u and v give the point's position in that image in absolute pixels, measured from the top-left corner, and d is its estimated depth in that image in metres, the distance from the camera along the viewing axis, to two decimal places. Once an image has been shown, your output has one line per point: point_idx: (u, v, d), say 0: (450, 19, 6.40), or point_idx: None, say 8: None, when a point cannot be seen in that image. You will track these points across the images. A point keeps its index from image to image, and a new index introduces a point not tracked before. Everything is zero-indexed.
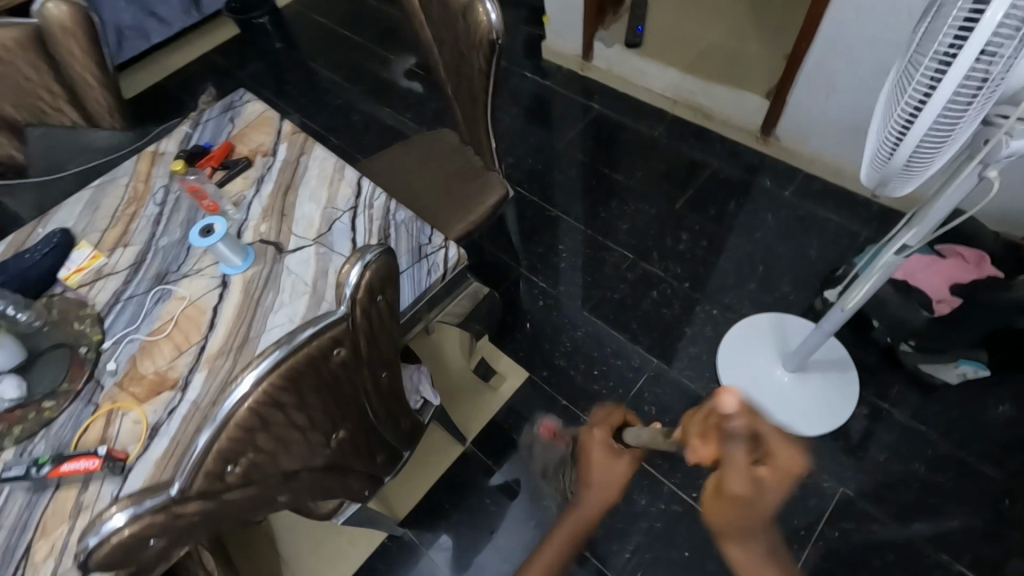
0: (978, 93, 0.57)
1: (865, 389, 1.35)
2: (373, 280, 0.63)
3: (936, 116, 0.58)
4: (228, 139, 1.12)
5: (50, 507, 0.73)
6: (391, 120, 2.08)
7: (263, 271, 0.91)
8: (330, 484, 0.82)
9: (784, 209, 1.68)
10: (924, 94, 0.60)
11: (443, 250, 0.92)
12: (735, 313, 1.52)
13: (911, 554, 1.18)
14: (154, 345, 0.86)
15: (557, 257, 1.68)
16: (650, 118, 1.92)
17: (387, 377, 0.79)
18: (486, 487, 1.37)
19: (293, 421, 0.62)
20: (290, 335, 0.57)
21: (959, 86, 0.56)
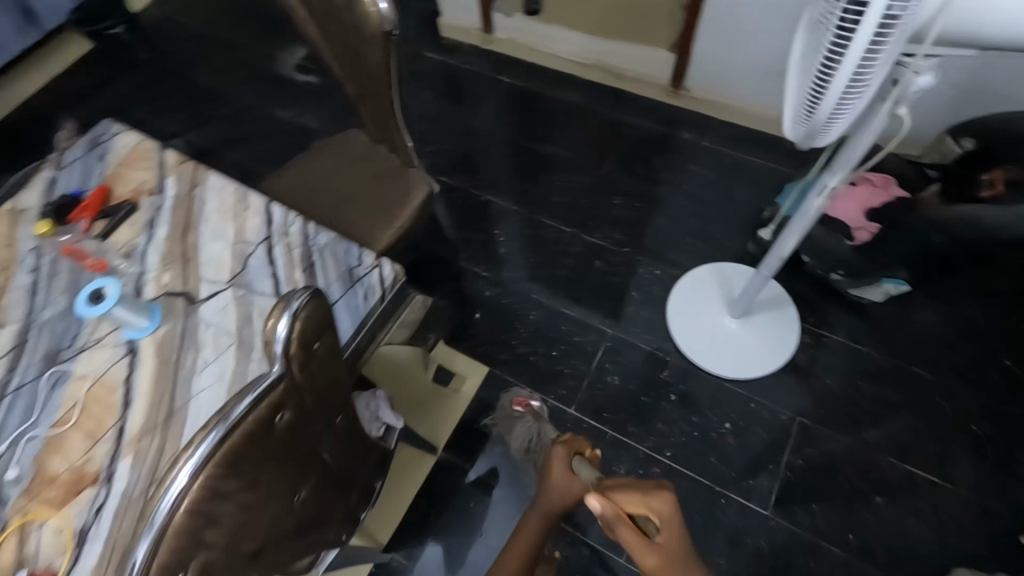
0: (892, 36, 0.57)
1: (805, 320, 1.43)
2: (307, 327, 0.57)
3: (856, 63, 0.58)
4: (102, 182, 0.97)
5: None
6: (292, 123, 1.92)
7: (176, 328, 0.80)
8: (302, 544, 0.75)
9: (706, 158, 1.71)
10: (841, 43, 0.59)
11: (376, 269, 0.85)
12: (677, 268, 1.55)
13: (866, 464, 1.28)
14: (61, 439, 0.74)
15: (496, 242, 1.64)
16: (563, 84, 1.88)
17: (343, 420, 0.73)
18: (466, 490, 1.34)
19: (246, 502, 0.55)
20: (222, 413, 0.50)
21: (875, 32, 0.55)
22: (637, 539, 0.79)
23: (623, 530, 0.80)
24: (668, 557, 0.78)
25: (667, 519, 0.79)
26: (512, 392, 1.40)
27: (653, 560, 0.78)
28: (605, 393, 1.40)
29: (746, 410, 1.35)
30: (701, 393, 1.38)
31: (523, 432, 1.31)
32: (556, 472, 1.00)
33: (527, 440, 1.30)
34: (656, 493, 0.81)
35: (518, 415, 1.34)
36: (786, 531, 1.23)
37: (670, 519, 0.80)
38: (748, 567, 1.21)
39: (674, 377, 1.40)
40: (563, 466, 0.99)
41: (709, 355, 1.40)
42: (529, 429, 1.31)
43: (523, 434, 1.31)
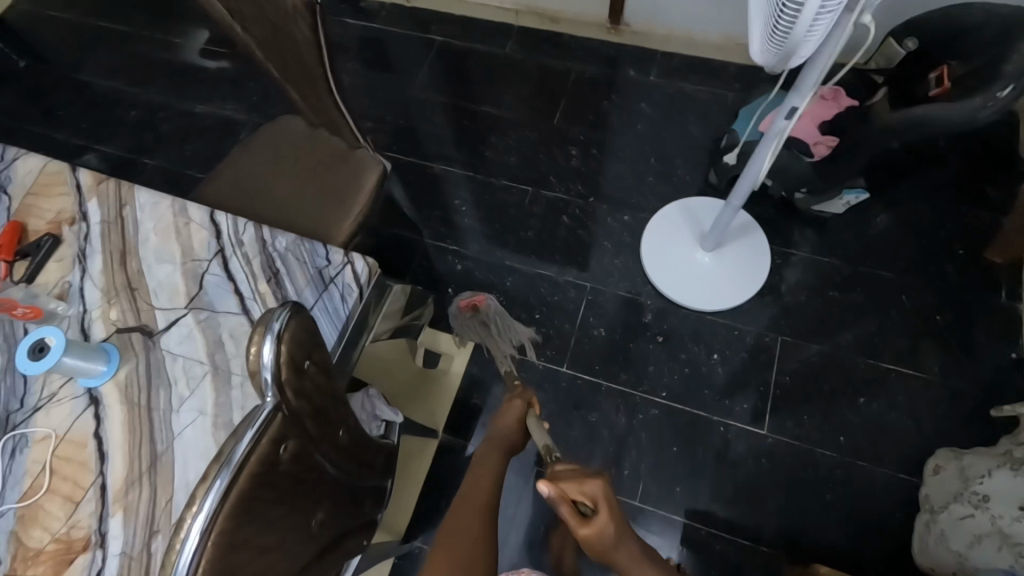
0: None
1: (773, 242, 1.45)
2: (293, 348, 0.52)
3: None
4: (13, 217, 0.85)
5: None
6: (212, 118, 1.75)
7: (140, 368, 0.73)
8: (326, 564, 0.72)
9: (654, 94, 1.68)
10: None
11: (348, 266, 0.78)
12: (643, 211, 1.54)
13: (847, 370, 1.34)
14: (36, 508, 0.68)
15: (458, 214, 1.57)
16: (498, 36, 1.79)
17: (346, 434, 0.69)
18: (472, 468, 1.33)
19: (265, 541, 0.52)
20: (222, 459, 0.46)
21: None
22: (573, 517, 0.70)
23: (561, 512, 0.70)
24: (603, 537, 0.70)
25: (605, 502, 0.71)
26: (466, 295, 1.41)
27: (587, 537, 0.70)
28: (593, 347, 1.40)
29: (730, 339, 1.38)
30: (686, 330, 1.40)
31: (501, 325, 1.40)
32: (507, 418, 1.02)
33: (506, 329, 1.40)
34: (593, 477, 0.72)
35: (484, 314, 1.38)
36: (783, 445, 1.29)
37: (608, 503, 0.71)
38: (752, 485, 1.26)
39: (658, 320, 1.41)
40: (512, 416, 1.02)
41: (689, 292, 1.41)
42: (503, 318, 1.41)
43: (501, 325, 1.40)
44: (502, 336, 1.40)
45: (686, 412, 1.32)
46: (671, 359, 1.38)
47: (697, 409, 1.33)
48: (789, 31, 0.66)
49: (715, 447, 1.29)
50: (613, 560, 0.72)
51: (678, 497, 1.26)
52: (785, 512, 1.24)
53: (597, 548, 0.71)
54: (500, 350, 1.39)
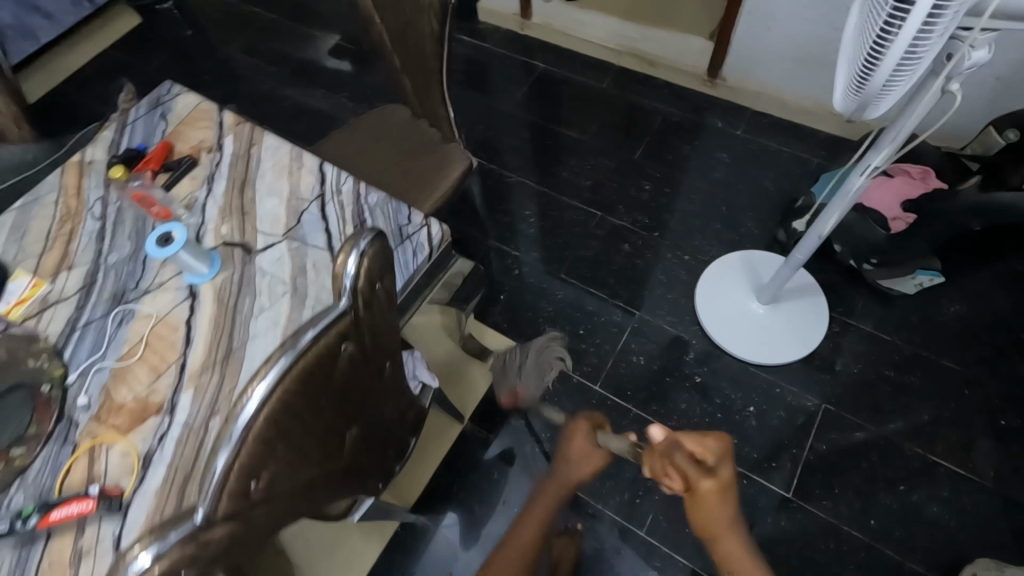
0: (937, 27, 0.59)
1: (834, 309, 1.43)
2: (371, 268, 0.59)
3: (904, 48, 0.61)
4: (164, 139, 1.02)
5: (46, 560, 0.67)
6: (329, 103, 1.96)
7: (234, 276, 0.85)
8: (347, 485, 0.78)
9: (736, 148, 1.72)
10: (889, 30, 0.62)
11: (424, 227, 0.88)
12: (705, 254, 1.56)
13: (891, 453, 1.28)
14: (127, 371, 0.79)
15: (524, 223, 1.66)
16: (596, 71, 1.90)
17: (391, 368, 0.76)
18: (486, 461, 1.37)
19: (312, 424, 0.58)
20: (293, 339, 0.53)
21: (927, 20, 0.58)
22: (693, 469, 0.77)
23: (680, 461, 0.78)
24: (719, 489, 0.78)
25: (722, 458, 0.78)
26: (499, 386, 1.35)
27: (707, 487, 0.77)
28: (629, 372, 1.42)
29: (771, 395, 1.36)
30: (726, 375, 1.39)
31: (537, 368, 1.33)
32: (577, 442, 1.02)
33: (544, 365, 1.34)
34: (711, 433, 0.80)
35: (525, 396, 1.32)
36: (808, 514, 1.23)
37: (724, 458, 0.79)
38: (768, 546, 1.21)
39: (699, 360, 1.42)
40: (585, 438, 1.02)
41: (737, 340, 1.41)
42: (531, 359, 1.33)
43: (537, 365, 1.33)
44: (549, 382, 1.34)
45: None
46: (705, 400, 1.37)
47: None
48: (867, 82, 0.70)
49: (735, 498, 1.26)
50: (719, 537, 0.82)
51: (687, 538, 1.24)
52: None
53: (712, 501, 0.78)
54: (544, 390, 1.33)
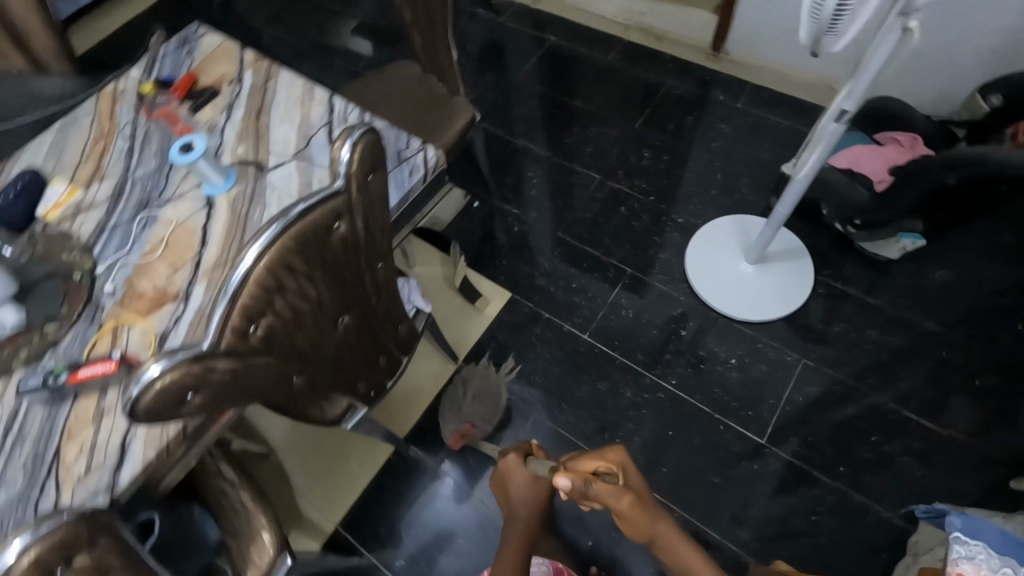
0: None
1: (821, 273, 1.48)
2: (364, 158, 0.66)
3: None
4: (189, 72, 1.10)
5: (72, 415, 0.76)
6: (349, 71, 2.05)
7: (247, 189, 0.93)
8: (339, 377, 0.85)
9: (737, 120, 1.77)
10: None
11: (421, 152, 0.95)
12: (699, 218, 1.61)
13: (866, 407, 1.32)
14: (148, 266, 0.88)
15: (526, 183, 1.72)
16: (606, 44, 1.96)
17: (385, 274, 0.83)
18: None
19: (305, 293, 0.66)
20: (285, 210, 0.60)
21: None
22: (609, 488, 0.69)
23: (594, 491, 0.69)
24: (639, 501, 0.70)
25: (623, 467, 0.74)
26: (445, 432, 1.36)
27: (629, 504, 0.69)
28: (619, 324, 1.47)
29: (753, 349, 1.41)
30: (713, 330, 1.44)
31: (479, 400, 1.37)
32: (516, 478, 1.01)
33: (487, 394, 1.38)
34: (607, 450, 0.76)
35: (472, 434, 1.34)
36: (781, 460, 1.28)
37: (626, 468, 0.75)
38: (740, 487, 1.26)
39: (686, 316, 1.47)
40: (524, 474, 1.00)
41: (724, 298, 1.46)
42: (467, 394, 1.38)
43: (477, 396, 1.37)
44: (499, 411, 1.37)
45: (691, 404, 1.35)
46: (689, 353, 1.42)
47: (703, 404, 1.36)
48: (822, 8, 0.74)
49: (713, 443, 1.31)
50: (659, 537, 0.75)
51: (663, 477, 1.28)
52: (767, 520, 1.23)
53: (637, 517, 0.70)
54: (495, 415, 1.36)
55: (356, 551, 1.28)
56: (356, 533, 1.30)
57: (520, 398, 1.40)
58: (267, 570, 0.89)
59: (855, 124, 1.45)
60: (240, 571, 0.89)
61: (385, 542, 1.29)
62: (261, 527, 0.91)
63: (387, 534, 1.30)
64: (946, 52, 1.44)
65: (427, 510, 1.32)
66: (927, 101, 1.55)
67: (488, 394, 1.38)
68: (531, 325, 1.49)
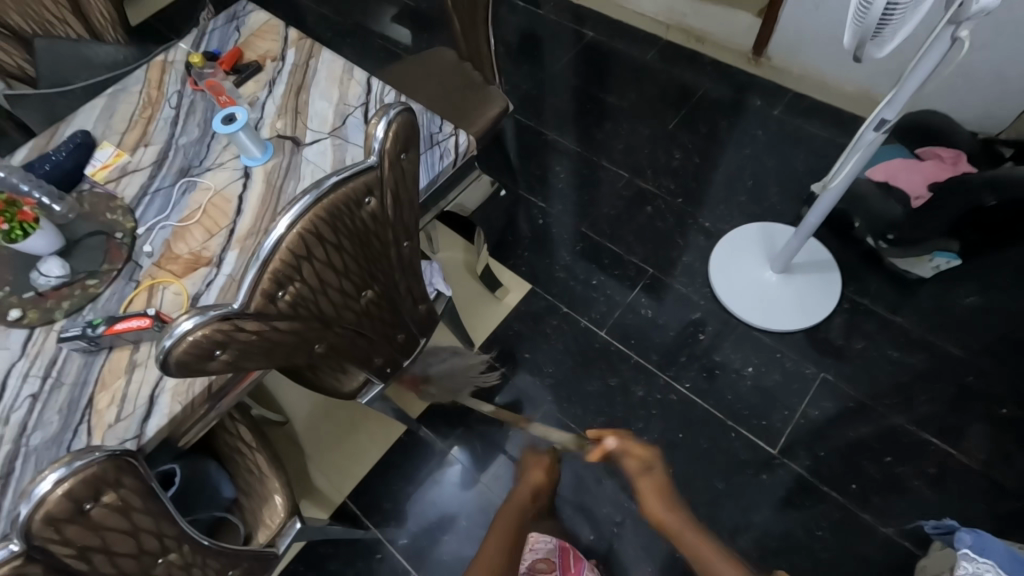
0: None
1: (847, 287, 1.45)
2: (398, 136, 0.67)
3: None
4: (236, 47, 1.14)
5: (107, 365, 0.80)
6: (387, 56, 2.07)
7: (283, 162, 0.96)
8: (358, 350, 0.87)
9: (772, 127, 1.73)
10: None
11: (453, 137, 0.96)
12: (726, 223, 1.59)
13: (882, 426, 1.29)
14: (185, 230, 0.91)
15: (553, 177, 1.72)
16: (644, 42, 1.94)
17: (410, 252, 0.84)
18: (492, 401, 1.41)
19: (334, 263, 0.67)
20: (319, 181, 0.62)
21: None
22: (638, 466, 0.83)
23: (628, 459, 0.83)
24: (660, 486, 0.82)
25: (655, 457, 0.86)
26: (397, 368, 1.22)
27: (648, 483, 0.82)
28: (636, 323, 1.47)
29: (771, 358, 1.38)
30: (731, 337, 1.42)
31: (452, 373, 1.26)
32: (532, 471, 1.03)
33: (459, 374, 1.28)
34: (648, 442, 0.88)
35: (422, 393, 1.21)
36: (790, 471, 1.26)
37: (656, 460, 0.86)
38: (745, 494, 1.25)
39: (704, 319, 1.45)
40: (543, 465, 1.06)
41: (745, 305, 1.44)
42: (445, 359, 1.26)
43: (452, 367, 1.27)
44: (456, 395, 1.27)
45: (702, 408, 1.34)
46: (705, 357, 1.40)
47: (714, 409, 1.34)
48: (867, 13, 0.72)
49: (721, 448, 1.30)
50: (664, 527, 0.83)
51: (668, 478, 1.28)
52: (771, 530, 1.21)
53: (653, 498, 0.81)
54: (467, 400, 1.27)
55: (361, 524, 1.31)
56: (362, 506, 1.33)
57: (531, 391, 1.41)
58: (277, 531, 0.92)
59: (895, 136, 1.41)
60: (250, 531, 0.92)
61: (389, 517, 1.32)
62: (274, 490, 0.94)
63: (392, 510, 1.33)
64: (998, 69, 1.39)
65: (433, 491, 1.34)
66: (972, 118, 1.50)
67: (463, 376, 1.29)
68: (547, 317, 1.49)
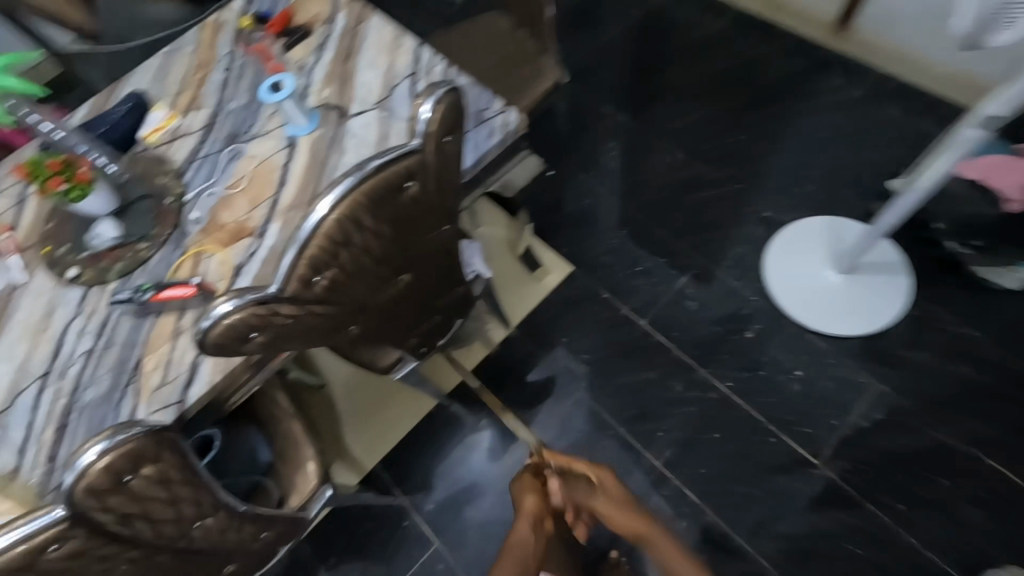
0: None
1: (918, 293, 1.33)
2: (444, 118, 0.64)
3: None
4: (287, 8, 1.11)
5: (154, 330, 0.82)
6: (439, 17, 1.99)
7: (328, 134, 0.94)
8: (393, 331, 0.86)
9: (850, 110, 1.59)
10: None
11: (502, 114, 0.92)
12: (787, 214, 1.48)
13: (940, 446, 1.21)
14: (230, 199, 0.91)
15: (603, 154, 1.63)
16: (714, 9, 1.79)
17: (449, 236, 0.81)
18: (524, 382, 1.39)
19: (372, 248, 0.66)
20: (362, 163, 0.59)
21: None
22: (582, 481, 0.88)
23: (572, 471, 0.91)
24: (616, 499, 0.83)
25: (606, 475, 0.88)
26: None
27: (603, 500, 0.84)
28: (679, 315, 1.40)
29: (823, 364, 1.30)
30: (781, 337, 1.34)
31: None
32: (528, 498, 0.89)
33: None
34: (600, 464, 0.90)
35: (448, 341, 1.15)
36: (832, 484, 1.20)
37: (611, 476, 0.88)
38: (781, 504, 1.20)
39: (753, 316, 1.37)
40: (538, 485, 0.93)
41: (800, 304, 1.35)
42: None
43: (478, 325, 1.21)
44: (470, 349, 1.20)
45: (742, 410, 1.29)
46: (751, 357, 1.34)
47: (755, 411, 1.28)
48: None
49: (758, 453, 1.24)
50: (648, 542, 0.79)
51: (700, 478, 1.24)
52: (805, 542, 1.17)
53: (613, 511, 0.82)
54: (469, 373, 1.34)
55: (390, 491, 1.35)
56: (391, 473, 1.37)
57: (564, 376, 1.39)
58: (309, 497, 0.95)
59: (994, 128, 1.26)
60: (284, 495, 0.95)
61: (417, 487, 1.35)
62: (308, 458, 0.96)
63: (419, 480, 1.35)
64: None
65: (460, 466, 1.36)
66: None
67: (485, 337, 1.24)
68: (587, 302, 1.45)
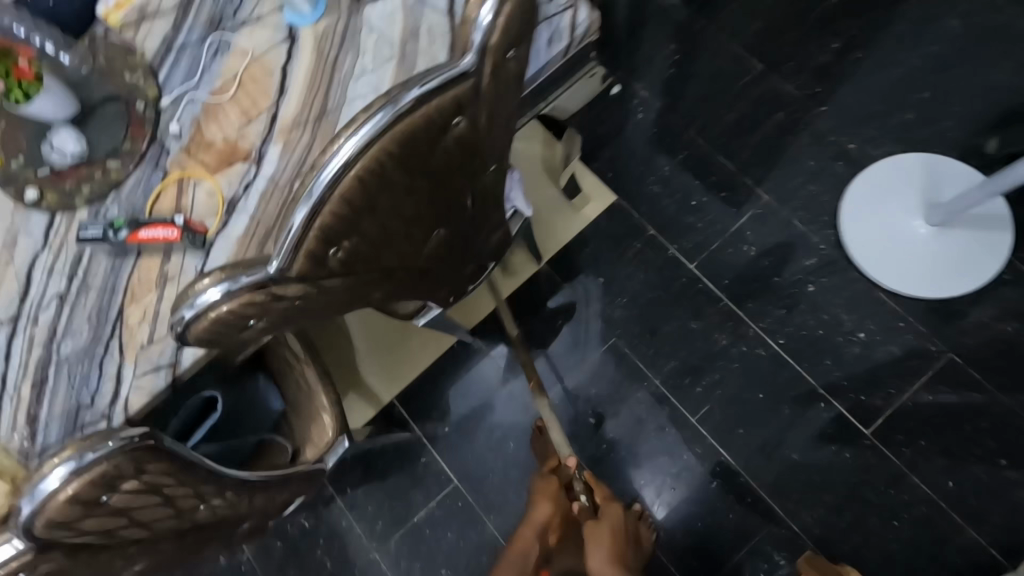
0: None
1: (1015, 254, 1.16)
2: (510, 24, 0.44)
3: None
4: None
5: (135, 273, 0.68)
6: None
7: (338, 25, 0.72)
8: (421, 289, 0.72)
9: (974, 16, 1.29)
10: None
11: (569, 9, 0.69)
12: (877, 147, 1.26)
13: (1006, 423, 1.11)
14: (218, 108, 0.72)
15: (664, 58, 1.36)
16: None
17: (493, 177, 0.63)
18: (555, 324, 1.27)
19: (401, 206, 0.50)
20: (393, 95, 0.41)
21: None
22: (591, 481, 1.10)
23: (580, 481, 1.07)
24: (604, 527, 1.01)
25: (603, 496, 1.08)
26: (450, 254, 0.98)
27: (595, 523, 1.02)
28: (734, 260, 1.25)
29: (890, 327, 1.17)
30: (847, 294, 1.19)
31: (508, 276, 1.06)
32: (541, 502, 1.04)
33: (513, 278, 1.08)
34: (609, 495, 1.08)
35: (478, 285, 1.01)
36: (878, 455, 1.13)
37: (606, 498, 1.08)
38: (821, 470, 1.14)
39: (819, 268, 1.21)
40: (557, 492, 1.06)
41: (876, 259, 1.19)
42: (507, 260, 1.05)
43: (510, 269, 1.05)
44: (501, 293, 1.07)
45: (792, 370, 1.18)
46: (810, 314, 1.20)
47: (806, 373, 1.18)
48: None
49: (803, 417, 1.16)
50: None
51: (737, 439, 1.18)
52: (840, 511, 1.12)
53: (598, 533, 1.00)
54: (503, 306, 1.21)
55: (407, 426, 1.30)
56: (409, 410, 1.30)
57: (599, 322, 1.26)
58: (326, 449, 0.85)
59: None
60: (298, 447, 0.87)
61: (436, 425, 1.29)
62: (322, 409, 0.86)
63: (439, 418, 1.29)
64: None
65: (479, 405, 1.29)
66: None
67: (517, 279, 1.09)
68: (631, 240, 1.28)
